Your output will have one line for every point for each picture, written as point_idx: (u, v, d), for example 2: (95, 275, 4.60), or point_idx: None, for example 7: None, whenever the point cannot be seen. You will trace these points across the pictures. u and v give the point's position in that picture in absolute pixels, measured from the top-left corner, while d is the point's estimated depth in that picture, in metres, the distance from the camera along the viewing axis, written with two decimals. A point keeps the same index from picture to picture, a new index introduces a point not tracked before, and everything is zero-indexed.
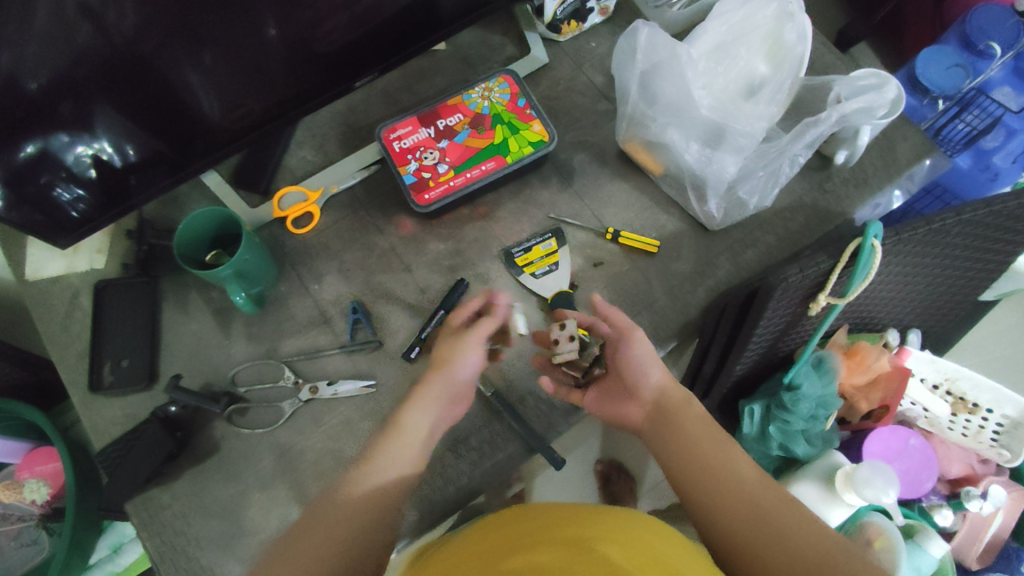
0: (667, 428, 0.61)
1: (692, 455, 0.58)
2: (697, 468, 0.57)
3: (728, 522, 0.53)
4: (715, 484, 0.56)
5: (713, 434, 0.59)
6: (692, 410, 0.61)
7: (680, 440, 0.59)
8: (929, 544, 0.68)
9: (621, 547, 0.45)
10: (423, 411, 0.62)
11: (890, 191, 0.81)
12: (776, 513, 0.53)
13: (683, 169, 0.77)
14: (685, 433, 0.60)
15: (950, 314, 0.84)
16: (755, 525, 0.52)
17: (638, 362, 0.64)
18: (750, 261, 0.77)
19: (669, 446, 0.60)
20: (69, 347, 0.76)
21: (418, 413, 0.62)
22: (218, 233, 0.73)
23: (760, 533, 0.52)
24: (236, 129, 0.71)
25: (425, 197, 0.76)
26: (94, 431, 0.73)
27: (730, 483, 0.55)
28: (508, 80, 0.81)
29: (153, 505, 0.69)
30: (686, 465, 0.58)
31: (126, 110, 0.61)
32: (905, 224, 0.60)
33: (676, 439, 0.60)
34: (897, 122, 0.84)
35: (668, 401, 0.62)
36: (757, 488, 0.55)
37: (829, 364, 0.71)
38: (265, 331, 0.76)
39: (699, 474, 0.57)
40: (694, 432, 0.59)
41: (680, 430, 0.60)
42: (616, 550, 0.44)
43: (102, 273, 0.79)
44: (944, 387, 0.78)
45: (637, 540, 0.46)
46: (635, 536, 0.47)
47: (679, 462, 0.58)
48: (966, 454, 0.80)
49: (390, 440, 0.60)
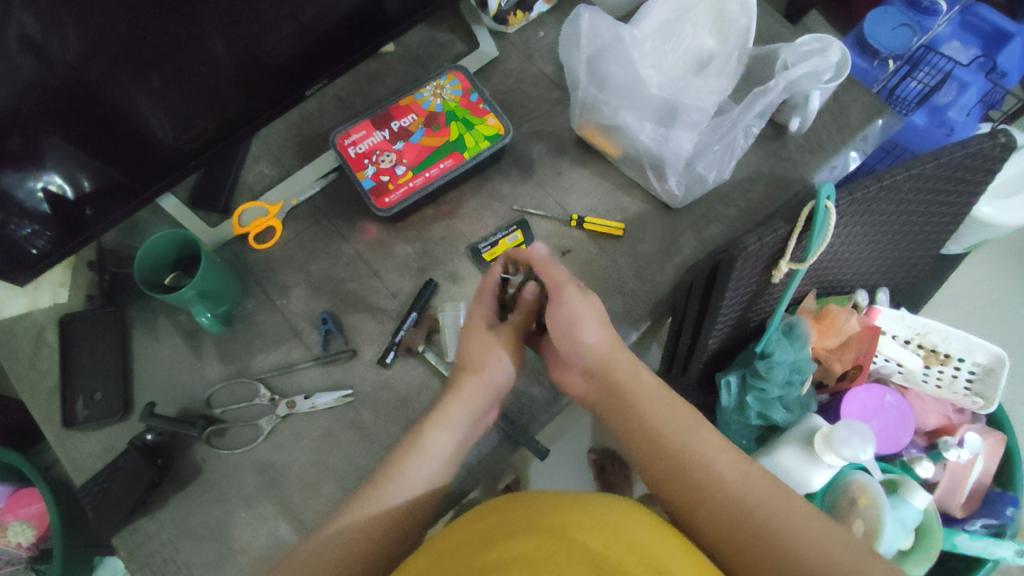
0: (628, 417, 0.59)
1: (661, 440, 0.56)
2: (667, 454, 0.56)
3: (708, 513, 0.52)
4: (686, 468, 0.54)
5: (682, 415, 0.58)
6: (651, 392, 0.59)
7: (648, 425, 0.58)
8: (912, 497, 0.69)
9: (603, 535, 0.45)
10: (457, 430, 0.61)
11: (846, 153, 0.82)
12: (751, 493, 0.52)
13: (640, 150, 0.77)
14: (647, 416, 0.58)
15: (914, 271, 0.85)
16: (732, 507, 0.51)
17: (566, 326, 0.61)
18: (714, 236, 0.78)
19: (633, 434, 0.59)
20: (39, 385, 0.75)
21: (451, 437, 0.61)
22: (178, 256, 0.72)
23: (737, 515, 0.51)
24: (191, 150, 0.70)
25: (385, 201, 0.76)
26: (74, 467, 0.72)
27: (701, 465, 0.54)
28: (459, 77, 0.81)
29: (141, 535, 0.69)
30: (656, 453, 0.56)
31: (76, 140, 0.60)
32: (857, 183, 0.61)
33: (644, 423, 0.58)
34: (846, 84, 0.84)
35: (620, 381, 0.60)
36: (733, 469, 0.53)
37: (800, 329, 0.72)
38: (236, 349, 0.76)
39: (669, 459, 0.55)
40: (655, 417, 0.58)
41: (640, 415, 0.59)
42: (596, 539, 0.45)
43: (65, 307, 0.78)
44: (915, 341, 0.80)
45: (617, 525, 0.47)
46: (615, 521, 0.47)
47: (649, 456, 0.57)
48: (941, 405, 0.81)
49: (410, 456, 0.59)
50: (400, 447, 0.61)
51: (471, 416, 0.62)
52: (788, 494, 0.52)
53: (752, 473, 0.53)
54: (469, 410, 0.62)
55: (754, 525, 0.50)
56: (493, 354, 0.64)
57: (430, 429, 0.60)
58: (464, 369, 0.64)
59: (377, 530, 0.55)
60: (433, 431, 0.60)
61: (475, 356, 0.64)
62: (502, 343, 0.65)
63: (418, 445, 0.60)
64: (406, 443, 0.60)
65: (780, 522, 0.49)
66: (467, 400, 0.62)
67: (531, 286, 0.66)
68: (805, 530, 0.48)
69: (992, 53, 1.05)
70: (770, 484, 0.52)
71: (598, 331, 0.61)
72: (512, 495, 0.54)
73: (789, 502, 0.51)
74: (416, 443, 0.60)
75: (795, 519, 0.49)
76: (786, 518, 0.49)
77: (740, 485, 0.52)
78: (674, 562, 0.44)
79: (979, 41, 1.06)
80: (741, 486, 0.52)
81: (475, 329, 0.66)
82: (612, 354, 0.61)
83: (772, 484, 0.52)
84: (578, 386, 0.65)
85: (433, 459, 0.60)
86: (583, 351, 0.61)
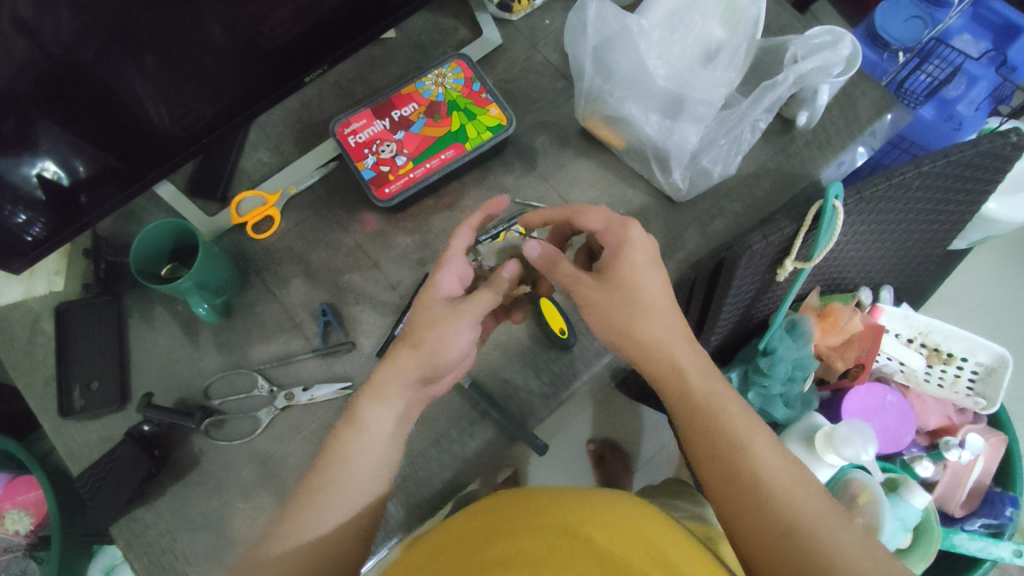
0: (690, 412, 0.52)
1: (706, 448, 0.50)
2: (716, 467, 0.49)
3: (751, 524, 0.47)
4: (731, 485, 0.48)
5: (733, 419, 0.51)
6: (710, 388, 0.52)
7: (699, 430, 0.51)
8: (912, 497, 0.69)
9: (607, 529, 0.45)
10: (396, 406, 0.56)
11: (854, 149, 0.80)
12: (802, 519, 0.46)
13: (645, 142, 0.76)
14: (710, 411, 0.51)
15: (921, 268, 0.84)
16: (776, 535, 0.46)
17: (607, 313, 0.55)
18: (718, 231, 0.77)
19: (689, 425, 0.52)
20: (35, 374, 0.75)
21: (397, 413, 0.56)
22: (175, 246, 0.71)
23: (778, 544, 0.45)
24: (188, 136, 0.69)
25: (385, 191, 0.75)
26: (70, 456, 0.71)
27: (748, 480, 0.48)
28: (462, 65, 0.79)
29: (137, 525, 0.68)
30: (701, 462, 0.51)
31: (71, 125, 0.59)
32: (865, 182, 0.60)
33: (691, 426, 0.52)
34: (856, 78, 0.83)
35: (677, 371, 0.53)
36: (786, 489, 0.47)
37: (802, 328, 0.71)
38: (234, 339, 0.75)
39: (721, 472, 0.49)
40: (720, 415, 0.51)
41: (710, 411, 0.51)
42: (600, 532, 0.44)
43: (61, 295, 0.77)
44: (918, 340, 0.80)
45: (615, 520, 0.46)
46: (613, 516, 0.47)
47: (706, 451, 0.51)
48: (943, 406, 0.81)
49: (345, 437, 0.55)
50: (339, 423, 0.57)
51: (409, 388, 0.56)
52: (831, 523, 0.46)
53: (801, 495, 0.47)
54: (406, 384, 0.56)
55: (793, 560, 0.45)
56: (431, 328, 0.57)
57: (369, 401, 0.56)
58: (405, 342, 0.58)
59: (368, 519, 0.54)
60: (372, 406, 0.56)
61: (413, 330, 0.58)
62: (455, 322, 0.57)
63: (356, 425, 0.55)
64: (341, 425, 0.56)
65: (822, 554, 0.44)
66: (401, 370, 0.56)
67: (512, 266, 0.62)
68: (856, 568, 0.43)
69: (1003, 47, 1.03)
70: (822, 507, 0.47)
71: (640, 323, 0.54)
72: (513, 491, 0.53)
73: (834, 535, 0.45)
74: (357, 420, 0.55)
75: (846, 553, 0.44)
76: (832, 549, 0.44)
77: (789, 509, 0.46)
78: (676, 559, 0.44)
79: (989, 34, 1.04)
80: (789, 508, 0.46)
81: (429, 297, 0.59)
82: (661, 344, 0.53)
83: (824, 510, 0.47)
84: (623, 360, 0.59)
85: (375, 438, 0.55)
86: (629, 339, 0.54)
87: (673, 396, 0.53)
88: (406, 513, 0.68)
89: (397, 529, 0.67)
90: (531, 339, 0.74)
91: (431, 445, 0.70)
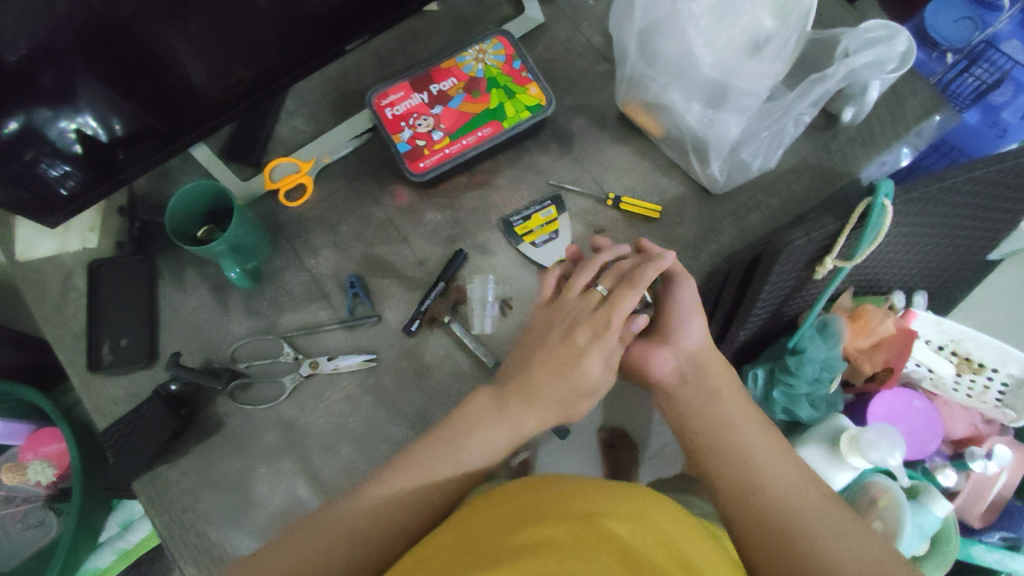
0: (708, 402, 0.59)
1: (709, 446, 0.56)
2: (718, 468, 0.54)
3: (754, 508, 0.50)
4: (733, 482, 0.53)
5: (742, 434, 0.55)
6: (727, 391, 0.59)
7: (708, 430, 0.57)
8: (933, 505, 0.69)
9: (632, 523, 0.44)
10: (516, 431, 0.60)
11: (898, 149, 0.79)
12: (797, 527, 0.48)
13: (684, 131, 0.75)
14: (724, 412, 0.58)
15: (957, 274, 0.83)
16: (773, 522, 0.49)
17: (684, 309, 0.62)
18: (754, 225, 0.76)
19: (703, 419, 0.58)
20: (66, 327, 0.75)
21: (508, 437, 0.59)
22: (210, 208, 0.71)
23: (778, 526, 0.49)
24: (226, 99, 0.69)
25: (420, 165, 0.74)
26: (97, 411, 0.72)
27: (751, 471, 0.52)
28: (503, 42, 0.78)
29: (161, 482, 0.69)
30: (706, 455, 0.56)
31: (109, 80, 0.59)
32: (915, 182, 0.59)
33: (700, 429, 0.57)
34: (906, 76, 0.81)
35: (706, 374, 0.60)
36: (786, 482, 0.51)
37: (834, 328, 0.71)
38: (263, 306, 0.76)
39: (726, 478, 0.53)
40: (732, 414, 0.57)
41: (722, 407, 0.58)
42: (626, 528, 0.44)
43: (94, 252, 0.78)
44: (948, 347, 0.78)
45: (647, 517, 0.46)
46: (644, 512, 0.46)
47: (714, 442, 0.56)
48: (969, 414, 0.79)
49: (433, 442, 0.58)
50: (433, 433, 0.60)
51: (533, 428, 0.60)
52: (827, 511, 0.49)
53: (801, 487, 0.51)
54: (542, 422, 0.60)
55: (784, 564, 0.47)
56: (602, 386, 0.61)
57: (479, 427, 0.59)
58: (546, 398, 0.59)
59: (399, 498, 0.54)
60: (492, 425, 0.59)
61: (569, 388, 0.60)
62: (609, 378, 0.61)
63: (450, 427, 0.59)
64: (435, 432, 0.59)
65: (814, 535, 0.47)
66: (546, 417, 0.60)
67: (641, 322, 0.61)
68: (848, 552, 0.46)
69: None
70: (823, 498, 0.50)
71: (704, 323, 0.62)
72: (530, 479, 0.53)
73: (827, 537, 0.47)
74: (464, 428, 0.59)
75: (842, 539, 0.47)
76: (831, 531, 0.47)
77: (791, 500, 0.50)
78: (699, 559, 0.44)
79: None
80: (782, 510, 0.49)
81: (596, 361, 0.59)
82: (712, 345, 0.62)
83: (824, 499, 0.50)
84: (664, 364, 0.62)
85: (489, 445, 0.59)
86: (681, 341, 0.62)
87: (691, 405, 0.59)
88: None
89: None
90: None
91: None
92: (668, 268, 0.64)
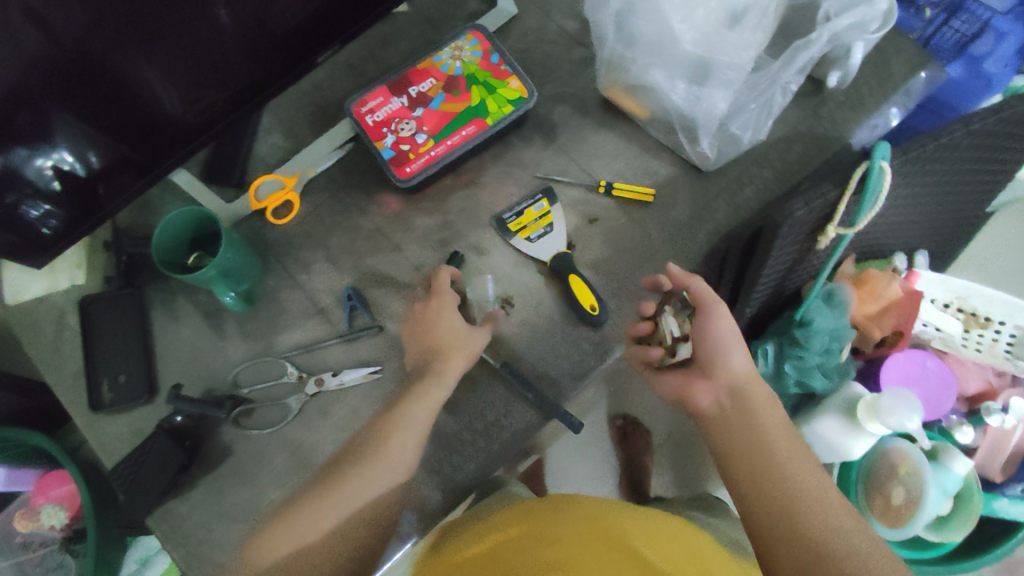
0: (750, 431, 0.57)
1: (751, 471, 0.55)
2: (756, 493, 0.54)
3: (791, 537, 0.50)
4: (773, 507, 0.52)
5: (786, 460, 0.55)
6: (773, 420, 0.58)
7: (750, 458, 0.56)
8: (953, 463, 0.68)
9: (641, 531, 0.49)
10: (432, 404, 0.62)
11: (887, 110, 0.78)
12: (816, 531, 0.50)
13: (671, 110, 0.74)
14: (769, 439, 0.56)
15: (958, 230, 0.82)
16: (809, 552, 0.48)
17: (718, 341, 0.61)
18: (748, 200, 0.75)
19: (745, 445, 0.57)
20: (63, 369, 0.74)
21: (427, 413, 0.62)
22: (196, 234, 0.70)
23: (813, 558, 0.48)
24: (200, 124, 0.67)
25: (406, 170, 0.73)
26: (102, 451, 0.71)
27: (792, 500, 0.52)
28: (478, 37, 0.77)
29: (173, 516, 0.68)
30: (746, 477, 0.55)
31: (84, 114, 0.57)
32: (912, 143, 0.58)
33: (742, 454, 0.56)
34: (889, 35, 0.80)
35: (751, 404, 0.59)
36: (825, 512, 0.51)
37: (840, 297, 0.69)
38: (259, 328, 0.74)
39: (763, 506, 0.53)
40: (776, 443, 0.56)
41: (765, 434, 0.57)
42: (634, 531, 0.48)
43: (83, 288, 0.76)
44: (955, 305, 0.78)
45: (660, 530, 0.50)
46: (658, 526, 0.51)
47: (753, 468, 0.55)
48: (983, 370, 0.79)
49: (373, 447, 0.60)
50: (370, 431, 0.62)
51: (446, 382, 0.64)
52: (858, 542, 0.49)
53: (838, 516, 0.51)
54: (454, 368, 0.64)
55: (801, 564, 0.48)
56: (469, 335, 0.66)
57: (399, 413, 0.62)
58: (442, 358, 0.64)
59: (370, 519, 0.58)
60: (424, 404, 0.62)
61: (449, 337, 0.66)
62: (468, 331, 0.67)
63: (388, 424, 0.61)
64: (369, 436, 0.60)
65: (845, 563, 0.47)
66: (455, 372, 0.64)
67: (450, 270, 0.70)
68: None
69: None
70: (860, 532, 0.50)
71: (745, 354, 0.61)
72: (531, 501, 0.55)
73: (849, 543, 0.49)
74: (400, 415, 0.61)
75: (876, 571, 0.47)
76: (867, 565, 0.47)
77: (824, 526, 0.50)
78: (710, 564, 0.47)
79: None
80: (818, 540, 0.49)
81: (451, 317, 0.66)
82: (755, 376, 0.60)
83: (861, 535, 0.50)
84: (705, 397, 0.62)
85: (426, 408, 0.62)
86: (723, 369, 0.60)
87: (732, 429, 0.58)
88: (442, 495, 0.67)
89: (433, 512, 0.67)
90: (560, 316, 0.73)
91: (462, 427, 0.69)
92: (697, 295, 0.62)
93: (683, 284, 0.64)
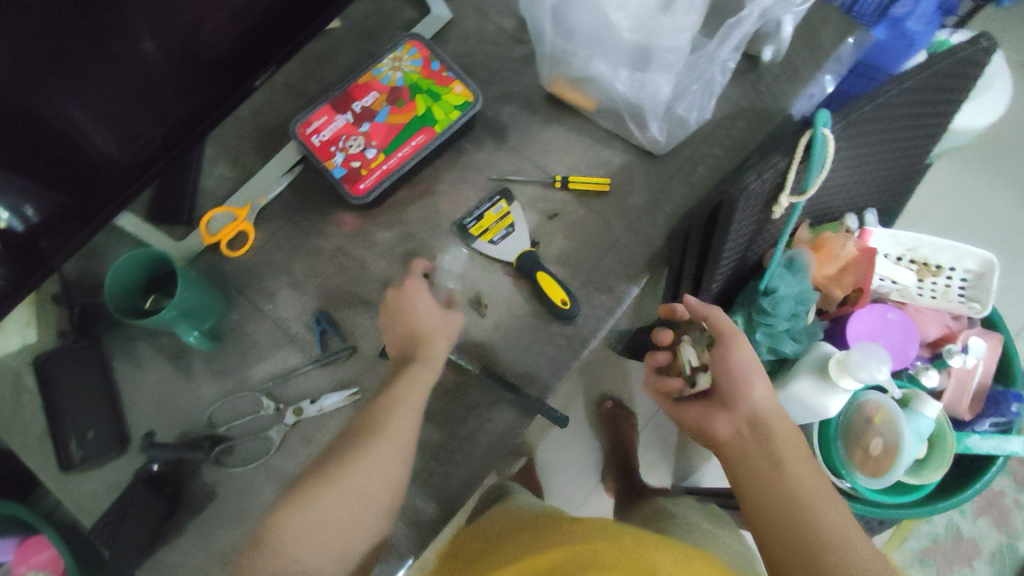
0: (769, 463, 0.56)
1: (770, 504, 0.54)
2: (777, 526, 0.53)
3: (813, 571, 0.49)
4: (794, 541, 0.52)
5: (805, 490, 0.54)
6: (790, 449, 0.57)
7: (769, 491, 0.55)
8: (924, 408, 0.71)
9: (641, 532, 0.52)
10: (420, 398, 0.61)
11: (821, 79, 0.81)
12: (821, 534, 0.51)
13: (617, 99, 0.74)
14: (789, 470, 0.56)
15: (902, 184, 0.85)
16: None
17: (739, 374, 0.59)
18: (702, 178, 0.77)
19: (764, 477, 0.56)
20: (27, 432, 0.71)
21: (414, 400, 0.60)
22: (149, 275, 0.68)
23: None
24: (140, 163, 0.64)
25: (360, 187, 0.72)
26: (80, 511, 0.69)
27: (813, 535, 0.51)
28: (416, 46, 0.76)
29: (163, 567, 0.66)
30: (765, 510, 0.54)
31: (15, 166, 0.54)
32: (850, 106, 0.60)
33: (760, 486, 0.56)
34: (815, 5, 0.83)
35: (769, 434, 0.58)
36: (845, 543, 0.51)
37: (801, 262, 0.72)
38: (229, 364, 0.73)
39: (782, 539, 0.52)
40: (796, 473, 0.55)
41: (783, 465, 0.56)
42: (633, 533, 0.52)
43: (37, 346, 0.73)
44: (907, 257, 0.81)
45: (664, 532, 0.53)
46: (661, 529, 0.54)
47: (773, 502, 0.54)
48: (939, 315, 0.82)
49: (357, 446, 0.58)
50: (349, 437, 0.59)
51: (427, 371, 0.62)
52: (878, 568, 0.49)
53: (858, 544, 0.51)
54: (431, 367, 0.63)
55: None
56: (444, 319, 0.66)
57: (381, 416, 0.59)
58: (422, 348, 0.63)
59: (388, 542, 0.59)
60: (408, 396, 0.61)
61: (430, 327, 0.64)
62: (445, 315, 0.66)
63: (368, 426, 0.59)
64: (353, 438, 0.58)
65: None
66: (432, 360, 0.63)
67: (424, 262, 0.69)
68: None
69: None
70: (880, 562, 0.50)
71: (765, 384, 0.60)
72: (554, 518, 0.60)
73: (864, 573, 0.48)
74: (384, 406, 0.60)
75: None
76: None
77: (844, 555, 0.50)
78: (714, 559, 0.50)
79: None
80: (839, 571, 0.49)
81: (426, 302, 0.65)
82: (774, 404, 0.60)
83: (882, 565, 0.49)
84: (724, 427, 0.60)
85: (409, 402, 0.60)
86: (742, 400, 0.59)
87: (751, 460, 0.57)
88: (437, 506, 0.67)
89: (430, 525, 0.67)
90: (533, 315, 0.73)
91: (448, 437, 0.69)
92: (715, 328, 0.62)
93: (701, 314, 0.63)
